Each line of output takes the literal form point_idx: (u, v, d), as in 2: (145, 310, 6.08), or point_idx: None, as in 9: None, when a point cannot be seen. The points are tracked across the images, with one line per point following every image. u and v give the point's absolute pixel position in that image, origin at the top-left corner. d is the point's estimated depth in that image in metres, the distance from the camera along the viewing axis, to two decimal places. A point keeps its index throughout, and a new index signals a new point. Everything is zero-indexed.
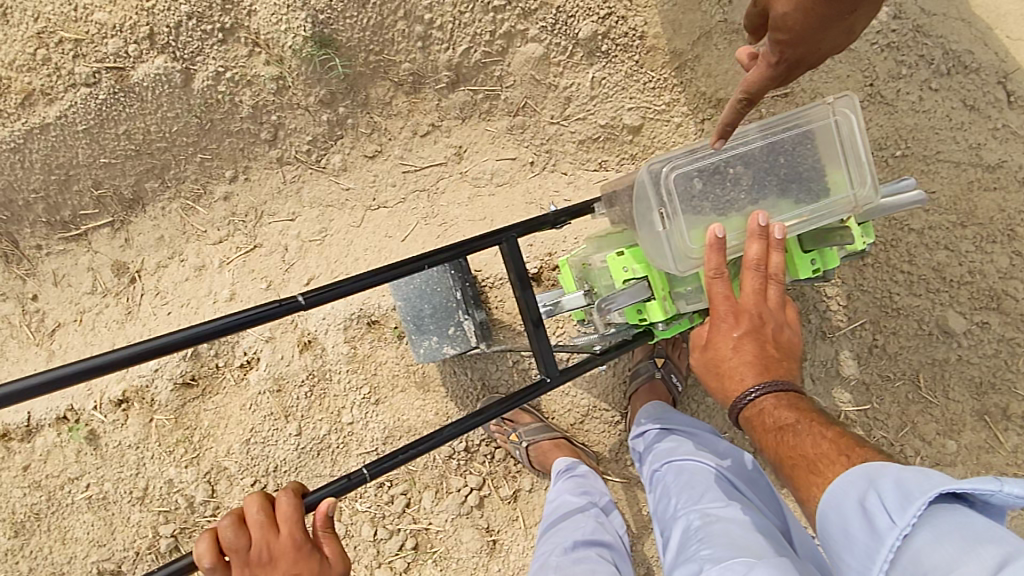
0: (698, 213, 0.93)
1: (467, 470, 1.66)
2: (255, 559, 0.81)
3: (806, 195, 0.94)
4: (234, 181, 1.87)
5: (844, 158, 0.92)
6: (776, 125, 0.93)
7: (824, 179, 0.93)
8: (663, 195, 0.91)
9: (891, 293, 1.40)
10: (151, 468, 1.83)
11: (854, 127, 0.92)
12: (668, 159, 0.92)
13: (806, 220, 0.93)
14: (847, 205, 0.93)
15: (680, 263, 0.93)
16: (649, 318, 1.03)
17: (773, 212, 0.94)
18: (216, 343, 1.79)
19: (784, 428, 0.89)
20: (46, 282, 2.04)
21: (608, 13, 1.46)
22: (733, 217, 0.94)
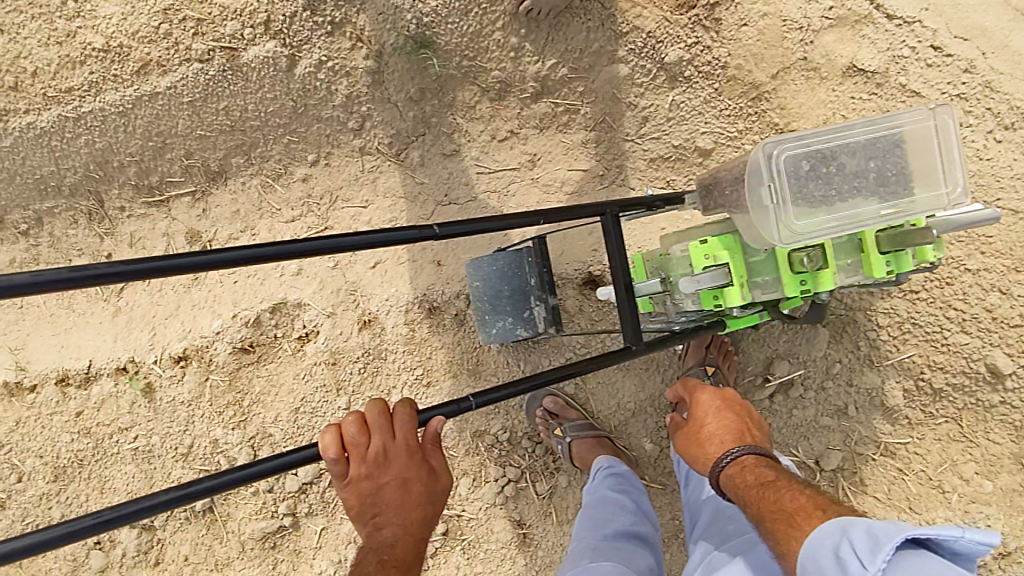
0: (805, 194, 0.87)
1: (506, 461, 1.70)
2: (373, 461, 0.91)
3: (909, 190, 0.88)
4: (315, 165, 1.99)
5: (949, 159, 0.88)
6: (886, 119, 0.87)
7: (921, 176, 0.88)
8: (776, 173, 0.86)
9: (942, 330, 1.45)
10: (198, 426, 1.89)
11: (953, 130, 0.87)
12: (782, 138, 0.86)
13: (901, 212, 0.88)
14: (938, 202, 0.88)
15: (785, 240, 0.87)
16: (725, 305, 1.04)
17: (874, 205, 0.88)
18: (278, 313, 1.88)
19: (765, 483, 1.03)
20: (122, 243, 2.16)
21: (695, 42, 1.56)
22: (837, 204, 0.88)
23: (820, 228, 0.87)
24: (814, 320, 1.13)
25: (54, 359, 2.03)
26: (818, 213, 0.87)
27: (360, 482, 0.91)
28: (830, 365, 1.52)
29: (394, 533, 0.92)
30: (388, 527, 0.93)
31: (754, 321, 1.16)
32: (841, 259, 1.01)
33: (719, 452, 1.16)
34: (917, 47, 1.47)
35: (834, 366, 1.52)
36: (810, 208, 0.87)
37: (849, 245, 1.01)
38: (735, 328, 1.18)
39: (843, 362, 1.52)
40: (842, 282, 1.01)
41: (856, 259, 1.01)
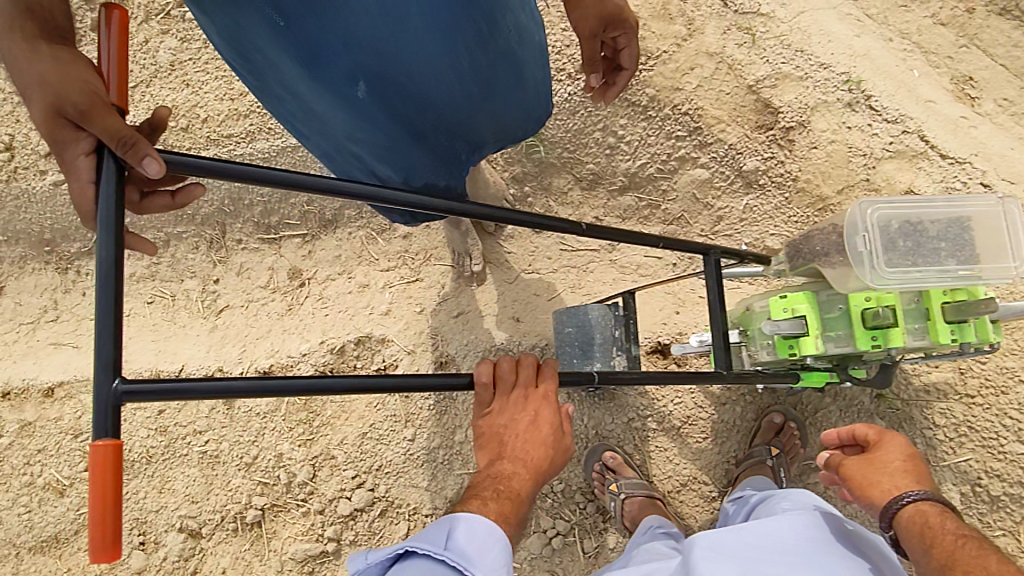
0: (891, 247, 1.08)
1: (558, 513, 1.77)
2: (514, 398, 1.20)
3: (980, 256, 1.08)
4: (417, 225, 2.21)
5: (1014, 236, 1.08)
6: (959, 200, 1.09)
7: (991, 250, 1.09)
8: (868, 227, 1.07)
9: (999, 436, 1.54)
10: (267, 439, 1.99)
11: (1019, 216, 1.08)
12: (875, 200, 1.08)
13: (974, 276, 1.08)
14: (1006, 273, 1.08)
15: (875, 280, 1.06)
16: (800, 352, 1.21)
17: (950, 266, 1.08)
18: (361, 346, 2.08)
19: (965, 542, 0.98)
20: (231, 272, 2.36)
21: (772, 156, 1.78)
22: (919, 259, 1.08)
23: (906, 277, 1.07)
24: (883, 382, 1.34)
25: (149, 361, 2.23)
26: (903, 264, 1.07)
27: (500, 412, 1.20)
28: None
29: (520, 469, 1.19)
30: (515, 461, 1.20)
31: (825, 378, 1.33)
32: (909, 322, 1.16)
33: (904, 492, 1.08)
34: (968, 182, 1.68)
35: None
36: (897, 258, 1.08)
37: (918, 313, 1.16)
38: (808, 383, 1.33)
39: None
40: (910, 343, 1.15)
41: (924, 325, 1.16)
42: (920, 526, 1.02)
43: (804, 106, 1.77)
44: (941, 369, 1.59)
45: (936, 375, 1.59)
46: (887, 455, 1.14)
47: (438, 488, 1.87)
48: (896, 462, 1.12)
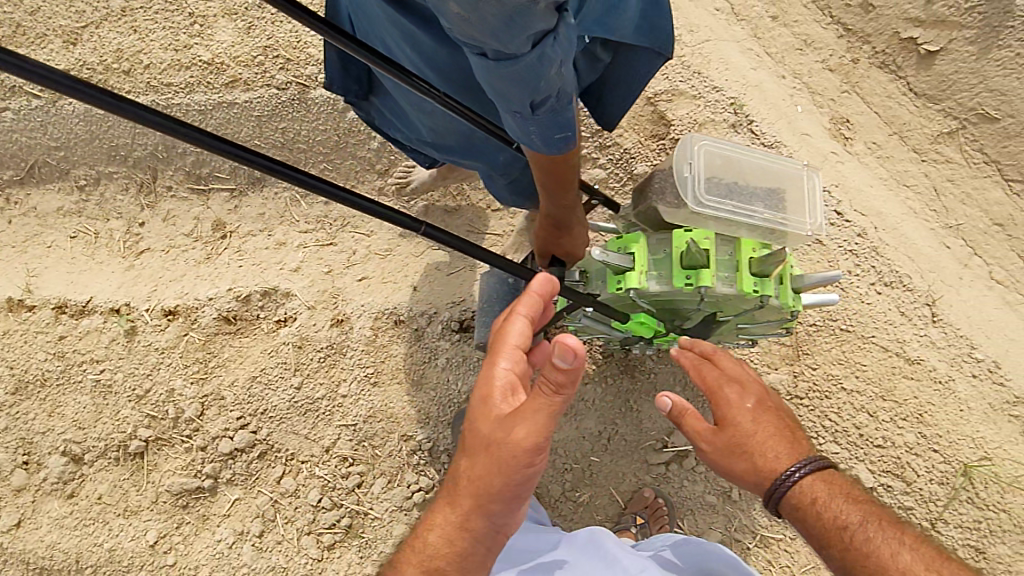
0: (708, 182, 1.25)
1: (423, 470, 1.92)
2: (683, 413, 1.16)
3: (784, 208, 1.26)
4: (338, 193, 2.33)
5: (811, 200, 1.28)
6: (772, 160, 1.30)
7: (793, 206, 1.27)
8: (692, 157, 1.25)
9: (818, 437, 1.70)
10: (162, 373, 2.07)
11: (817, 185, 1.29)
12: (702, 136, 1.27)
13: (776, 220, 1.25)
14: (801, 226, 1.26)
15: (695, 202, 1.22)
16: (624, 285, 1.29)
17: (757, 210, 1.25)
18: (266, 297, 2.11)
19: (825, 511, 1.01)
20: (156, 217, 2.38)
21: (659, 163, 1.93)
22: (735, 196, 1.26)
23: (717, 206, 1.23)
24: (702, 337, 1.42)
25: (59, 288, 2.24)
26: (719, 197, 1.24)
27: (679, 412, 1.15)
28: None
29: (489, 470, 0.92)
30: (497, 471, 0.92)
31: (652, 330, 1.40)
32: (720, 271, 1.26)
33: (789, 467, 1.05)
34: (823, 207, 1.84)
35: None
36: (716, 191, 1.25)
37: (732, 265, 1.27)
38: (636, 331, 1.40)
39: None
40: (718, 289, 1.25)
41: (732, 274, 1.27)
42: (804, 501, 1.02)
43: (693, 122, 1.95)
44: (778, 371, 1.75)
45: (773, 375, 1.75)
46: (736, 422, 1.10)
47: (317, 437, 1.97)
48: (771, 426, 1.10)
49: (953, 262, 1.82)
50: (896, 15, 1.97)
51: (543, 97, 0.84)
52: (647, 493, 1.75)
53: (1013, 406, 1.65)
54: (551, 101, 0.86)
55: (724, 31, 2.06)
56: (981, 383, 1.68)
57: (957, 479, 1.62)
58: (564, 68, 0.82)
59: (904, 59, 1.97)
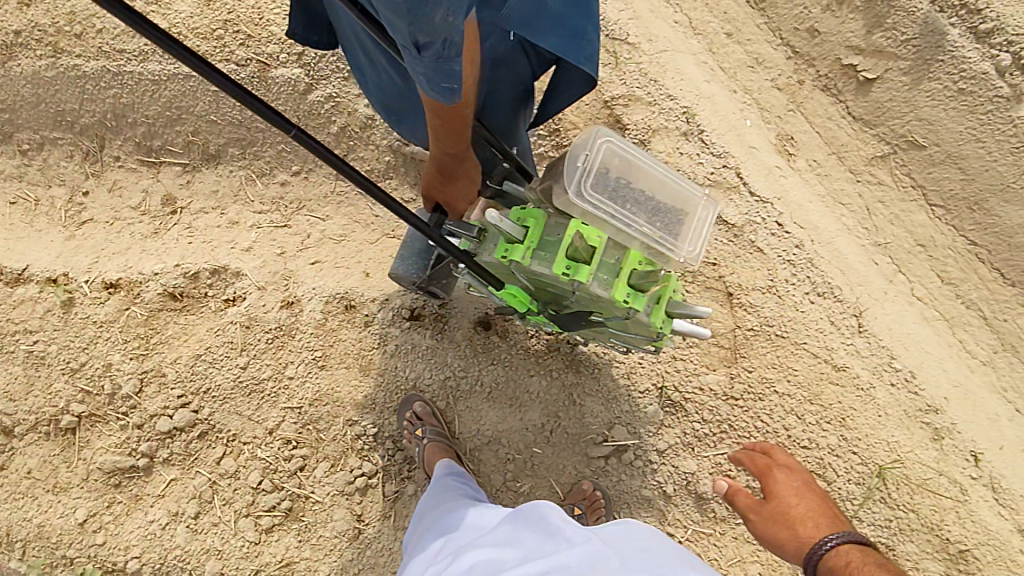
0: (597, 181, 1.21)
1: (367, 455, 1.92)
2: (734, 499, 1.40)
3: (667, 229, 1.23)
4: (295, 175, 2.30)
5: (697, 229, 1.25)
6: (674, 178, 1.26)
7: (677, 230, 1.24)
8: (592, 150, 1.20)
9: (750, 437, 1.78)
10: (100, 348, 2.00)
11: (708, 218, 1.26)
12: (609, 132, 1.22)
13: (653, 238, 1.21)
14: (677, 251, 1.22)
15: (576, 194, 1.19)
16: (509, 256, 1.27)
17: (639, 221, 1.21)
18: (216, 276, 2.08)
19: (847, 563, 1.18)
20: (102, 187, 2.31)
21: None
22: (621, 200, 1.22)
23: (599, 205, 1.19)
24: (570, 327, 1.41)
25: None
26: (604, 198, 1.20)
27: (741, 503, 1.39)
28: (660, 443, 1.81)
29: None
30: None
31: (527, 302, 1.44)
32: (601, 272, 1.24)
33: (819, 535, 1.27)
34: (765, 218, 1.94)
35: (661, 442, 1.81)
36: (601, 192, 1.20)
37: (613, 269, 1.25)
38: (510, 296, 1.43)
39: (669, 443, 1.81)
40: (592, 288, 1.22)
41: (610, 279, 1.24)
42: (841, 564, 1.19)
43: (648, 128, 2.01)
44: (715, 372, 1.83)
45: (710, 376, 1.82)
46: (784, 503, 1.35)
47: (260, 418, 1.94)
48: (800, 500, 1.35)
49: (879, 279, 1.95)
50: (839, 42, 2.10)
51: (427, 40, 0.80)
52: (585, 485, 1.77)
53: (925, 414, 1.77)
54: (438, 47, 0.81)
55: (682, 43, 2.17)
56: (898, 391, 1.79)
57: (872, 480, 1.71)
58: (456, 16, 0.78)
59: (844, 85, 2.11)
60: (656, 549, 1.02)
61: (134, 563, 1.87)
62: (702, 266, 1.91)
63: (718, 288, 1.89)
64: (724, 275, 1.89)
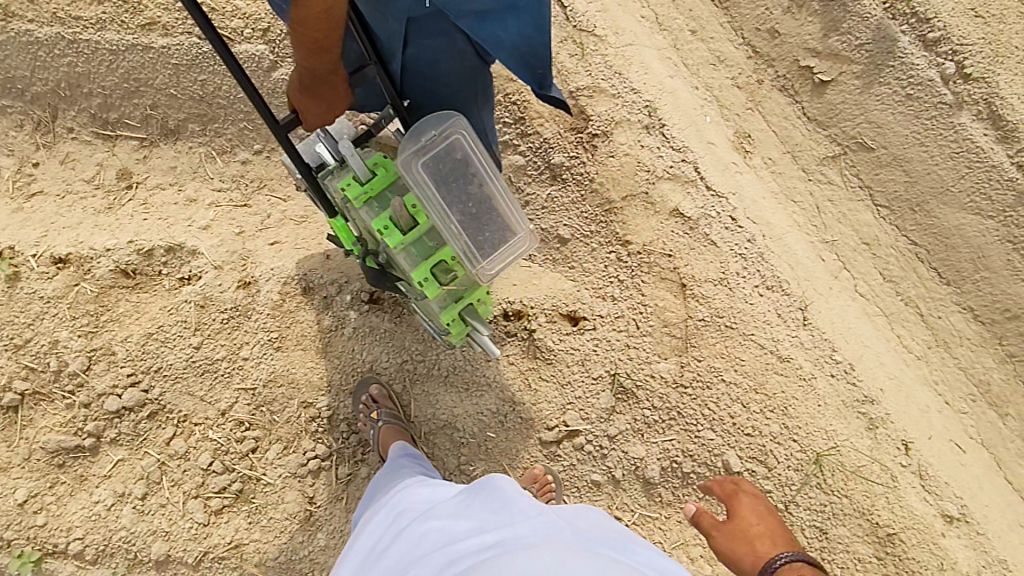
0: (434, 163, 1.32)
1: (320, 438, 1.92)
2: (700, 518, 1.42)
3: (472, 236, 1.34)
4: (257, 154, 2.30)
5: (501, 253, 1.35)
6: (505, 200, 1.36)
7: (483, 244, 1.34)
8: (440, 135, 1.32)
9: (698, 425, 1.83)
10: (46, 324, 1.93)
11: (516, 249, 1.36)
12: (466, 129, 1.33)
13: (458, 240, 1.33)
14: (472, 259, 1.34)
15: (405, 163, 1.30)
16: (344, 190, 1.38)
17: (450, 218, 1.32)
18: (172, 254, 2.04)
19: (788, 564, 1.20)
20: (53, 158, 2.23)
21: (575, 156, 2.02)
22: (447, 190, 1.33)
23: (422, 183, 1.31)
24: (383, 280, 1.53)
25: None
26: (429, 189, 1.32)
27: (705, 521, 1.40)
28: (611, 429, 1.85)
29: None
30: None
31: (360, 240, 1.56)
32: (410, 245, 1.37)
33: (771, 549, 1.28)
34: (720, 213, 1.99)
35: (611, 428, 1.85)
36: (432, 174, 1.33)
37: (425, 250, 1.37)
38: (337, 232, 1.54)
39: (620, 428, 1.85)
40: (396, 253, 1.36)
41: (414, 255, 1.37)
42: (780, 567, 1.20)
43: (611, 119, 2.03)
44: (666, 360, 1.88)
45: (662, 364, 1.87)
46: (745, 522, 1.37)
47: (213, 399, 1.92)
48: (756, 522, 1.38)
49: (822, 275, 2.04)
50: (797, 44, 2.16)
51: None
52: (535, 470, 1.79)
53: (862, 404, 1.85)
54: None
55: (647, 38, 2.20)
56: (837, 382, 1.87)
57: (810, 466, 1.78)
58: None
59: (801, 86, 2.18)
60: (606, 525, 1.03)
61: (78, 544, 1.83)
62: (658, 257, 1.95)
63: (672, 279, 1.94)
64: (679, 266, 1.94)
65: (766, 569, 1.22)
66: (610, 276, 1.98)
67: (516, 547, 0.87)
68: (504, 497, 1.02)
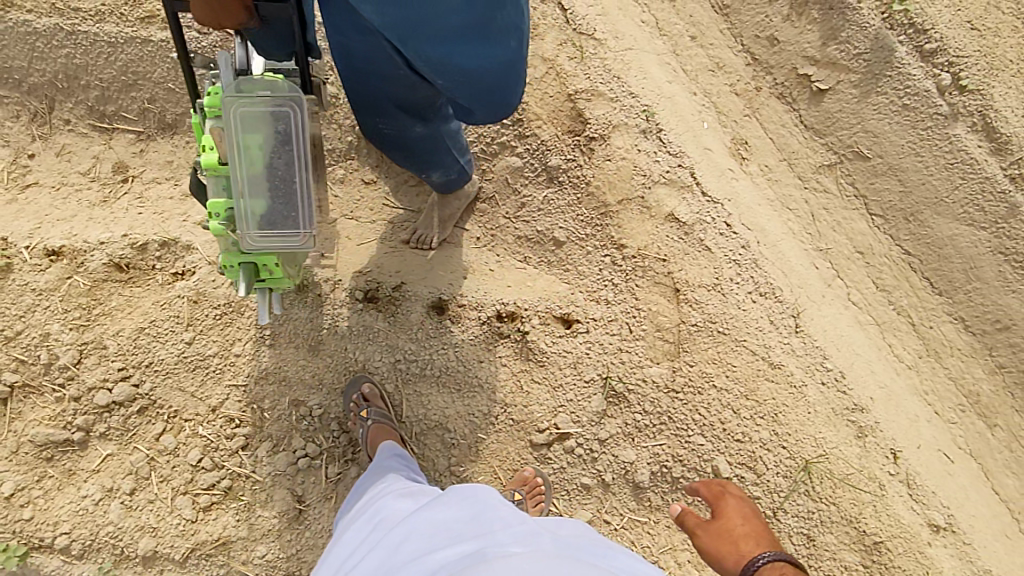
0: (260, 124, 1.23)
1: (311, 436, 1.91)
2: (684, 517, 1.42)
3: (257, 207, 1.27)
4: None
5: (275, 235, 1.30)
6: (304, 198, 1.29)
7: (262, 218, 1.28)
8: (276, 101, 1.22)
9: (688, 430, 1.83)
10: (37, 316, 1.92)
11: (288, 243, 1.30)
12: (300, 110, 1.24)
13: (239, 198, 1.26)
14: (243, 223, 1.28)
15: (228, 102, 1.21)
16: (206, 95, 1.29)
17: (242, 177, 1.25)
18: (165, 248, 2.03)
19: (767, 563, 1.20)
20: (48, 150, 2.23)
21: (572, 159, 2.03)
22: (257, 152, 1.25)
23: (234, 133, 1.22)
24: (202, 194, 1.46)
25: None
26: (248, 157, 1.24)
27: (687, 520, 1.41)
28: (601, 432, 1.86)
29: None
30: None
31: None
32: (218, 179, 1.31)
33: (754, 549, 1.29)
34: (715, 219, 1.99)
35: (602, 431, 1.86)
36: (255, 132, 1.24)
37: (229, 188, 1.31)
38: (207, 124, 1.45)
39: (610, 432, 1.86)
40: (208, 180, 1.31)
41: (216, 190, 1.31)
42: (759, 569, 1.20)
43: (609, 123, 2.04)
44: (659, 365, 1.88)
45: (654, 368, 1.87)
46: (730, 522, 1.38)
47: (204, 395, 1.91)
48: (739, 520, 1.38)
49: (815, 282, 2.05)
50: (796, 52, 2.17)
51: None
52: (526, 472, 1.83)
53: (852, 412, 1.86)
54: None
55: (647, 42, 2.21)
56: (828, 390, 1.88)
57: (799, 473, 1.79)
58: None
59: (799, 93, 2.18)
60: (587, 535, 1.05)
61: (64, 538, 1.82)
62: (652, 262, 1.96)
63: (666, 284, 1.94)
64: (673, 271, 1.95)
65: (746, 569, 1.22)
66: (603, 279, 1.99)
67: (497, 554, 0.87)
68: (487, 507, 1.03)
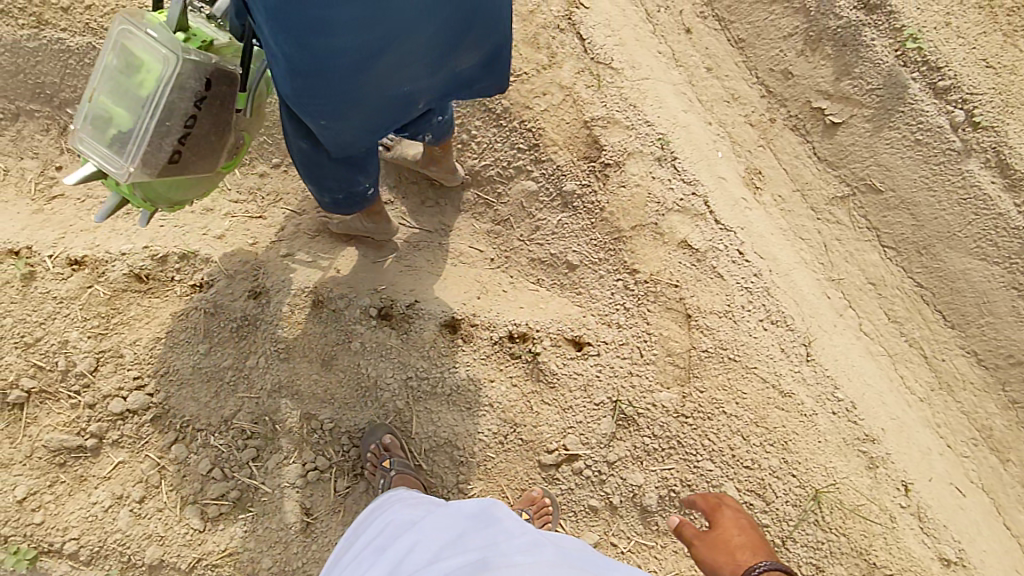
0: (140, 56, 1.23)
1: (321, 450, 1.92)
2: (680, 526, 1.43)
3: (94, 114, 1.25)
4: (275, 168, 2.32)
5: (98, 151, 1.25)
6: (138, 139, 1.23)
7: (94, 129, 1.25)
8: (163, 42, 1.21)
9: (698, 455, 1.83)
10: (57, 323, 1.96)
11: (101, 161, 1.24)
12: (177, 64, 1.21)
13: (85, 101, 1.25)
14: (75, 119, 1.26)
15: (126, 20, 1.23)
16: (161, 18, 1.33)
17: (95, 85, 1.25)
18: (185, 260, 2.06)
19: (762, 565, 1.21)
20: (76, 164, 2.29)
21: (587, 185, 2.07)
22: (125, 75, 1.24)
23: (115, 50, 1.23)
24: None
25: None
26: (120, 74, 1.24)
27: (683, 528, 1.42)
28: (610, 455, 1.86)
29: None
30: None
31: None
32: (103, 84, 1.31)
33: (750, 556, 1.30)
34: (728, 246, 2.01)
35: (611, 454, 1.86)
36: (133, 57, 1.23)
37: None
38: None
39: (619, 455, 1.85)
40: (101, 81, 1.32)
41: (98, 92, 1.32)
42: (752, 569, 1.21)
43: (624, 150, 2.07)
44: (669, 390, 1.89)
45: (664, 393, 1.88)
46: (727, 533, 1.40)
47: (216, 406, 1.93)
48: (734, 531, 1.40)
49: (827, 312, 2.06)
50: (810, 86, 2.20)
51: None
52: (533, 492, 1.83)
53: (863, 443, 1.84)
54: None
55: (663, 73, 2.25)
56: (839, 419, 1.86)
57: (809, 502, 1.77)
58: None
59: (812, 126, 2.22)
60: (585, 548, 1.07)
61: (71, 545, 1.83)
62: (664, 287, 1.97)
63: (677, 309, 1.95)
64: (685, 296, 1.96)
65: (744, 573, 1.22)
66: (615, 303, 2.00)
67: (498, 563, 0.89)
68: (492, 517, 1.05)
